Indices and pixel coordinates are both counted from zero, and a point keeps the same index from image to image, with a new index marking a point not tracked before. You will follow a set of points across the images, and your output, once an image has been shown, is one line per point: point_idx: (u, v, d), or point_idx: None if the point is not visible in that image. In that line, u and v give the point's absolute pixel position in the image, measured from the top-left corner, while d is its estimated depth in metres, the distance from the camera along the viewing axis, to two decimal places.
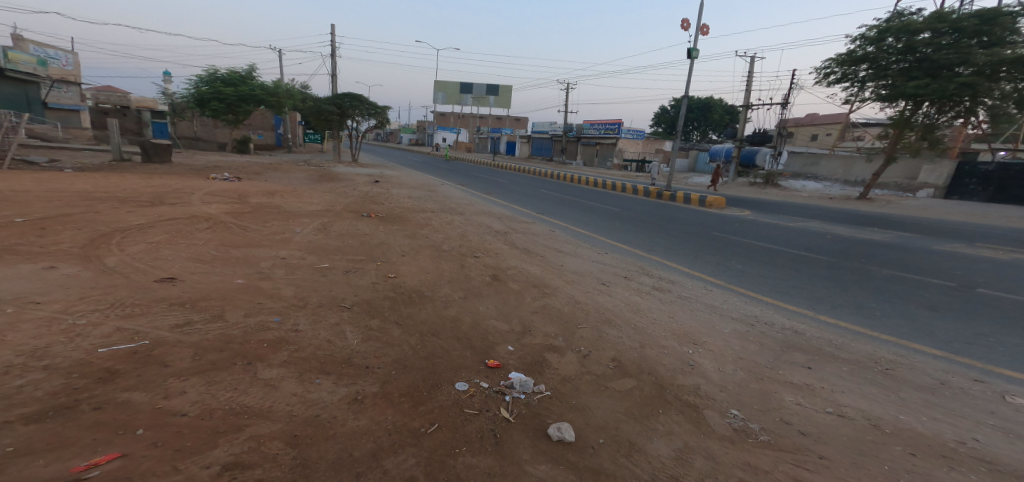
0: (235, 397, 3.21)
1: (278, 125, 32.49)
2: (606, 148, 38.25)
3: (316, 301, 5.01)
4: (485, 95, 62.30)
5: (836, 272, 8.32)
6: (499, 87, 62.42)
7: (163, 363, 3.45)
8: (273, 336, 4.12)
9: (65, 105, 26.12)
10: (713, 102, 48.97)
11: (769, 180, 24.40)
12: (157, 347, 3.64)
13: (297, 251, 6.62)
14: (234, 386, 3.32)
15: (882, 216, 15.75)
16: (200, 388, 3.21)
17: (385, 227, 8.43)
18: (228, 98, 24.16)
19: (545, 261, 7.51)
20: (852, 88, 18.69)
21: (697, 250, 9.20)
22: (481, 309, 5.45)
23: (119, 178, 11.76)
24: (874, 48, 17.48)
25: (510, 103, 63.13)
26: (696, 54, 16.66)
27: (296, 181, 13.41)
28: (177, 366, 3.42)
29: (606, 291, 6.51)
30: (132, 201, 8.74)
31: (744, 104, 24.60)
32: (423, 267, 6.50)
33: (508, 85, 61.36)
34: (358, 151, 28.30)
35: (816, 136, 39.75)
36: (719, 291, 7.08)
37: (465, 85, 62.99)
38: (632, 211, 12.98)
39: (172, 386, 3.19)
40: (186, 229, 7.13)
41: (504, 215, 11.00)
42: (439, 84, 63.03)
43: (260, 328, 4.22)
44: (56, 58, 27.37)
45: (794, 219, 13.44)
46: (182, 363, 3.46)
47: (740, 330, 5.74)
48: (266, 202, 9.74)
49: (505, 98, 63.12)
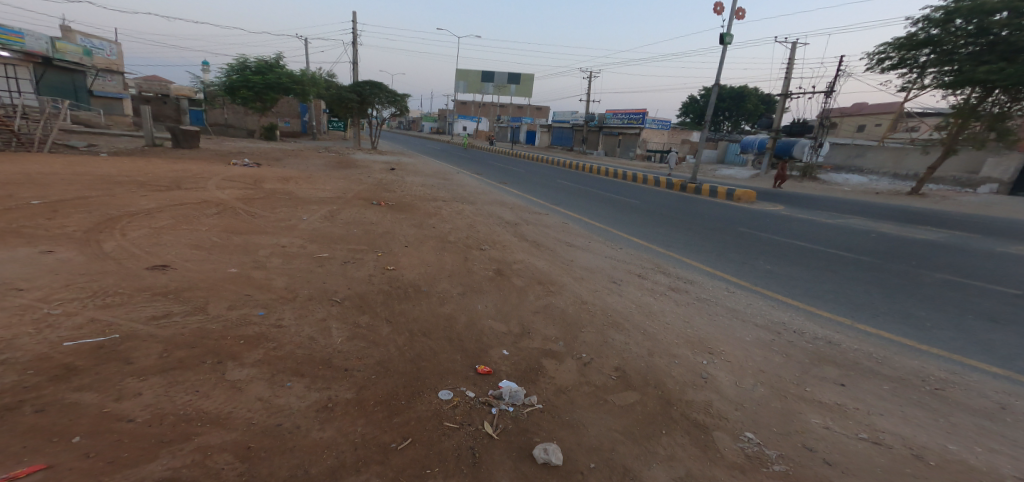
0: (191, 402, 3.09)
1: (304, 112, 32.83)
2: (630, 137, 36.82)
3: (307, 293, 4.77)
4: (505, 84, 61.43)
5: (876, 275, 7.63)
6: (519, 76, 61.34)
7: (126, 360, 3.32)
8: (252, 332, 3.91)
9: (107, 92, 26.97)
10: (748, 91, 46.94)
11: (806, 173, 23.13)
12: (125, 342, 3.49)
13: (299, 240, 6.43)
14: (194, 389, 3.18)
15: (929, 212, 14.64)
16: (155, 391, 3.11)
17: (393, 216, 8.18)
18: (256, 86, 24.44)
19: (557, 256, 7.13)
20: (911, 75, 17.40)
21: (722, 247, 8.61)
22: (479, 307, 5.13)
23: (141, 162, 11.90)
24: (940, 31, 16.11)
25: (530, 92, 61.74)
26: (730, 40, 15.75)
27: (312, 167, 13.31)
28: (139, 363, 3.31)
29: (617, 291, 6.08)
30: (147, 185, 8.73)
31: (781, 93, 23.27)
32: (425, 259, 6.21)
33: (527, 73, 60.19)
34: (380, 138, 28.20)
35: (863, 127, 37.76)
36: (743, 293, 6.56)
37: (485, 74, 62.28)
38: (656, 204, 12.40)
39: (127, 387, 3.09)
40: (194, 214, 7.03)
41: (520, 206, 10.62)
42: (462, 72, 62.58)
43: (241, 322, 4.01)
44: (102, 47, 27.70)
45: (829, 215, 12.61)
46: (145, 360, 3.34)
47: (763, 339, 5.25)
48: (280, 188, 9.63)
49: (526, 86, 61.97)
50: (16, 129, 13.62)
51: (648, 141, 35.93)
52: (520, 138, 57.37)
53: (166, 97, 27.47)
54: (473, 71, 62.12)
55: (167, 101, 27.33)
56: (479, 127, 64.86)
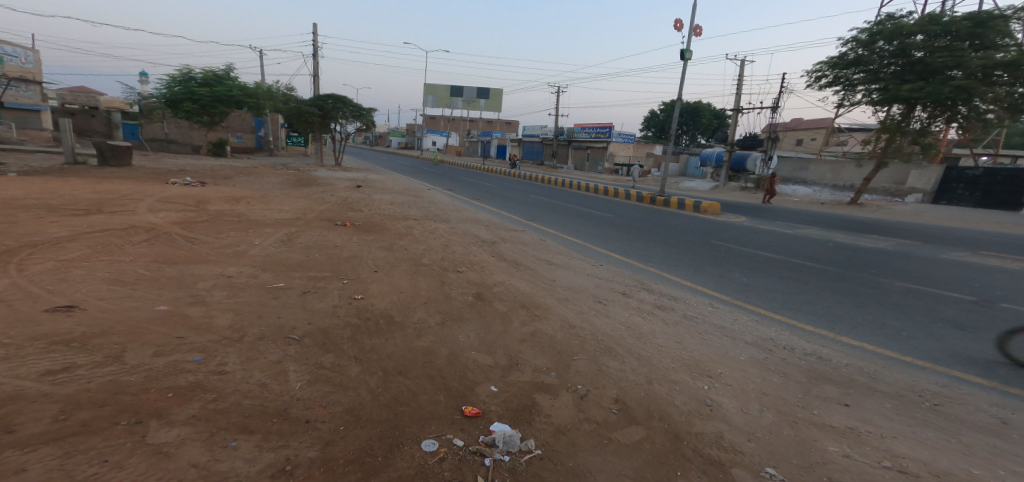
0: (96, 477, 2.48)
1: (259, 127, 31.30)
2: (597, 152, 37.64)
3: (259, 332, 4.12)
4: (474, 99, 61.52)
5: (847, 284, 7.63)
6: (488, 91, 61.74)
7: (5, 430, 2.67)
8: (187, 382, 3.26)
9: (24, 105, 24.56)
10: (702, 106, 48.62)
11: (760, 184, 23.87)
12: (7, 406, 2.82)
13: (249, 268, 5.73)
14: (102, 459, 2.57)
15: (873, 221, 15.26)
16: (45, 466, 2.48)
17: (359, 237, 7.55)
18: (202, 99, 22.93)
19: (536, 276, 6.72)
20: (844, 92, 18.24)
21: (698, 260, 8.47)
22: (461, 338, 4.62)
23: (65, 182, 10.72)
24: (866, 52, 17.03)
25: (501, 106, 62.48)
26: (690, 55, 16.09)
27: (267, 186, 12.44)
28: (24, 432, 2.66)
29: (604, 312, 5.72)
30: (62, 210, 7.74)
31: (733, 108, 24.09)
32: (397, 285, 5.64)
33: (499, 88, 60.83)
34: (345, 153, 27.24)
35: (801, 141, 39.79)
36: (728, 309, 6.36)
37: (454, 88, 61.97)
38: (626, 218, 12.26)
39: (3, 465, 2.47)
40: (117, 242, 6.21)
41: (493, 223, 10.19)
42: (428, 87, 62.04)
43: (172, 371, 3.35)
44: (15, 53, 25.03)
45: (790, 226, 12.82)
46: (33, 427, 2.69)
47: (757, 357, 5.01)
48: (227, 209, 8.80)
49: (496, 101, 62.51)
50: None
51: (615, 154, 36.57)
52: (489, 153, 57.29)
53: (94, 110, 25.50)
54: (444, 85, 61.84)
55: (95, 114, 25.40)
56: (444, 142, 64.39)
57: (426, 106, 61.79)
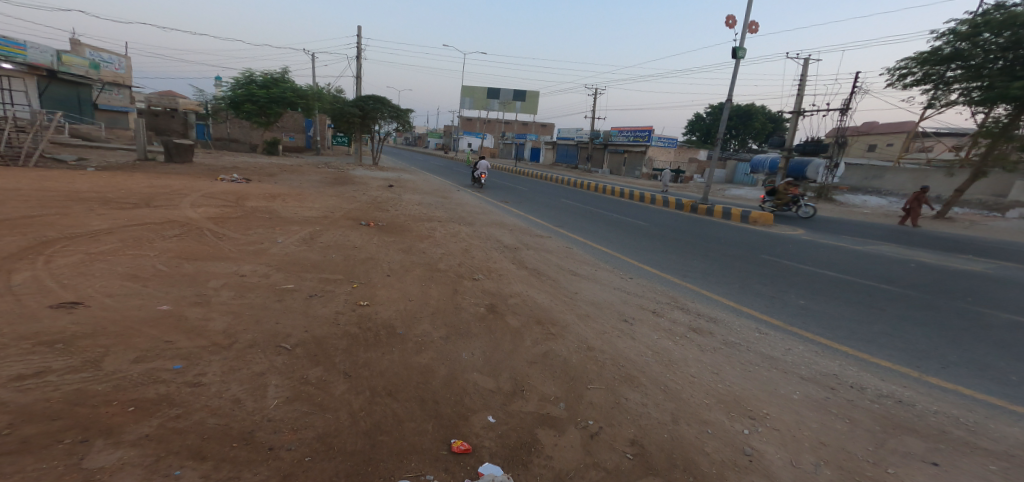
0: None
1: (309, 127, 32.46)
2: (635, 156, 36.02)
3: (250, 338, 3.85)
4: (511, 101, 61.21)
5: (926, 311, 6.56)
6: (524, 93, 61.28)
7: None
8: (153, 395, 3.07)
9: (113, 106, 26.24)
10: (755, 109, 45.87)
11: (822, 193, 21.99)
12: None
13: (264, 267, 5.57)
14: None
15: (952, 237, 13.55)
16: None
17: (381, 239, 7.31)
18: (260, 100, 24.03)
19: (559, 288, 6.19)
20: (935, 91, 16.46)
21: (743, 277, 7.62)
22: (463, 356, 4.21)
23: (123, 177, 11.19)
24: (967, 45, 15.11)
25: (535, 108, 61.21)
26: (743, 54, 14.93)
27: (306, 184, 12.57)
28: None
29: (629, 333, 5.10)
30: (113, 203, 7.97)
31: (792, 111, 22.30)
32: (407, 292, 5.30)
33: (534, 91, 60.04)
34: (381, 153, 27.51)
35: (872, 147, 36.65)
36: (778, 335, 5.55)
37: (492, 91, 62.10)
38: (666, 227, 11.44)
39: None
40: (149, 236, 6.21)
41: (521, 228, 9.73)
42: (467, 90, 62.36)
43: (143, 383, 3.15)
44: (110, 61, 27.30)
45: (852, 240, 11.54)
46: None
47: (814, 396, 4.25)
48: (262, 206, 8.84)
49: (531, 103, 61.56)
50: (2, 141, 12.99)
51: (654, 159, 35.05)
52: (524, 156, 56.80)
53: (174, 111, 26.99)
54: (481, 87, 62.06)
55: (174, 115, 27.03)
56: (483, 144, 64.36)
57: (461, 108, 62.25)
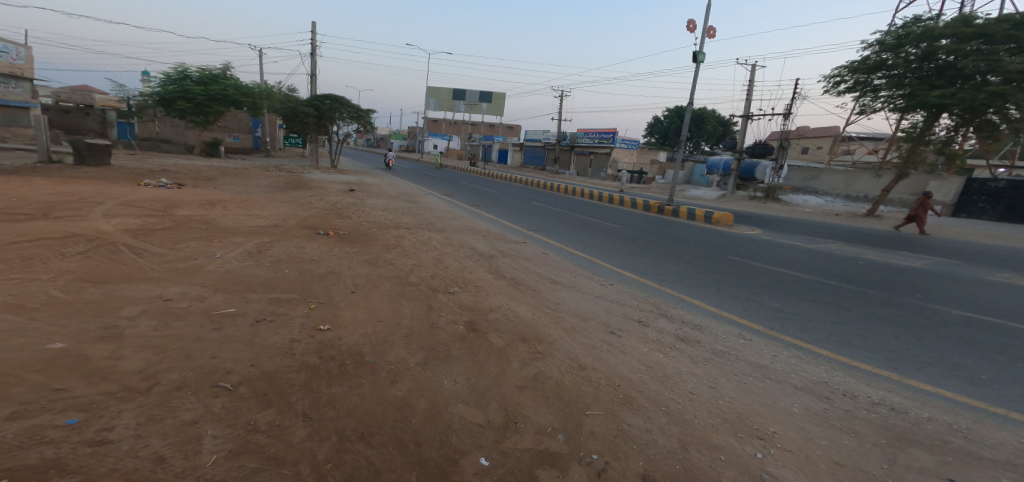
0: None
1: (257, 127, 30.49)
2: (602, 157, 36.53)
3: (178, 378, 3.16)
4: (476, 102, 60.63)
5: (895, 310, 6.64)
6: (489, 94, 60.70)
7: None
8: (33, 466, 2.39)
9: (10, 101, 23.52)
10: (706, 113, 47.92)
11: (770, 193, 22.90)
12: None
13: (196, 288, 4.81)
14: None
15: (893, 234, 14.29)
16: None
17: (341, 249, 6.62)
18: (196, 97, 22.03)
19: (539, 298, 5.78)
20: (864, 98, 17.40)
21: (718, 280, 7.51)
22: (445, 385, 3.69)
23: (30, 182, 9.78)
24: (891, 55, 16.09)
25: (504, 110, 61.14)
26: (703, 58, 15.16)
27: (254, 189, 11.52)
28: None
29: (619, 347, 4.75)
30: (5, 215, 6.82)
31: (743, 115, 23.06)
32: (375, 311, 4.69)
33: (502, 93, 59.79)
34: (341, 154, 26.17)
35: (807, 150, 38.89)
36: (763, 341, 5.39)
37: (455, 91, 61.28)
38: (636, 229, 11.31)
39: None
40: (46, 255, 5.26)
41: (492, 233, 9.26)
42: (434, 91, 60.90)
43: (19, 450, 2.46)
44: (5, 49, 23.20)
45: (812, 239, 11.83)
46: None
47: (814, 408, 4.06)
48: (198, 214, 7.89)
49: (498, 105, 61.21)
50: None
51: (618, 161, 35.55)
52: (490, 156, 56.37)
53: (90, 107, 24.37)
54: (445, 89, 61.05)
55: (89, 112, 24.38)
56: (449, 146, 63.35)
57: (427, 109, 60.93)
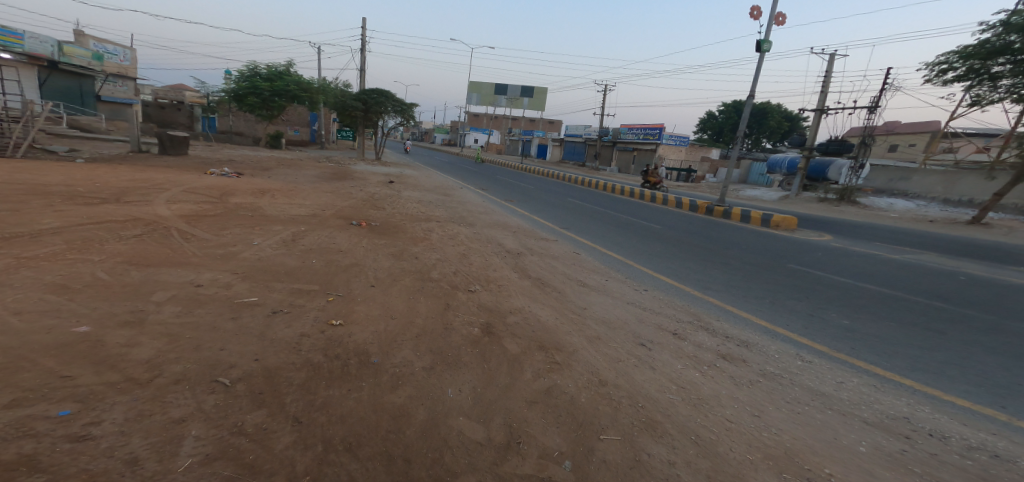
0: None
1: (312, 122, 31.90)
2: (644, 154, 35.19)
3: (180, 370, 3.09)
4: (518, 97, 60.19)
5: (992, 332, 5.63)
6: (532, 90, 60.25)
7: None
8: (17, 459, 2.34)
9: (118, 98, 25.53)
10: (771, 108, 44.50)
11: (844, 195, 20.87)
12: None
13: (226, 275, 4.83)
14: None
15: (990, 244, 12.53)
16: None
17: (370, 241, 6.54)
18: (263, 93, 23.37)
19: (565, 302, 5.39)
20: (980, 87, 15.46)
21: (771, 290, 6.74)
22: (449, 394, 3.43)
23: (106, 169, 10.51)
24: (1018, 38, 13.92)
25: (543, 105, 60.45)
26: (768, 47, 13.94)
27: (301, 179, 11.85)
28: None
29: (647, 362, 4.28)
30: (78, 198, 7.28)
31: (816, 108, 21.11)
32: (390, 308, 4.52)
33: (543, 87, 59.15)
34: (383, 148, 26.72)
35: (892, 147, 35.37)
36: (825, 364, 4.69)
37: (500, 86, 61.23)
38: (683, 231, 10.57)
39: None
40: (102, 236, 5.50)
41: (526, 230, 8.93)
42: (473, 86, 61.66)
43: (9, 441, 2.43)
44: (114, 52, 26.63)
45: (886, 248, 10.57)
46: None
47: (886, 449, 3.40)
48: (247, 202, 8.11)
49: (538, 100, 60.51)
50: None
51: (664, 157, 34.01)
52: (529, 153, 56.11)
53: (180, 104, 26.55)
54: (488, 83, 61.41)
55: (181, 108, 26.59)
56: (490, 141, 63.34)
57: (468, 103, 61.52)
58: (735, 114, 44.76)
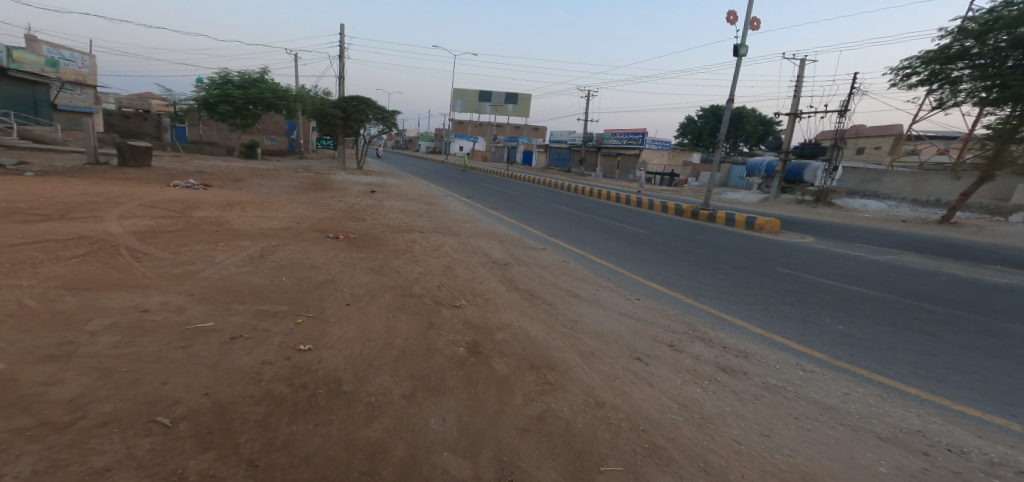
0: None
1: (290, 130, 31.13)
2: (629, 159, 35.34)
3: (110, 410, 2.67)
4: (502, 104, 60.03)
5: (992, 335, 5.50)
6: (516, 96, 60.17)
7: None
8: None
9: (75, 107, 24.55)
10: (746, 112, 45.33)
11: (821, 197, 21.17)
12: None
13: (180, 297, 4.39)
14: None
15: (967, 244, 12.68)
16: None
17: (346, 255, 6.14)
18: (236, 101, 22.62)
19: (555, 314, 5.08)
20: (941, 91, 15.74)
21: (764, 296, 6.55)
22: (432, 425, 3.07)
23: (61, 183, 9.88)
24: (975, 43, 14.26)
25: (530, 112, 60.51)
26: (744, 51, 13.96)
27: (276, 190, 11.35)
28: None
29: (645, 378, 3.99)
30: (23, 215, 6.74)
31: (790, 112, 21.38)
32: (367, 328, 4.14)
33: (527, 93, 59.19)
34: (366, 156, 26.19)
35: (862, 149, 36.23)
36: (828, 374, 4.47)
37: (483, 93, 61.07)
38: (670, 236, 10.38)
39: None
40: (38, 258, 5.02)
41: (511, 238, 8.61)
42: (457, 93, 61.55)
43: None
44: (72, 59, 25.60)
45: (871, 249, 10.56)
46: None
47: (906, 468, 3.17)
48: (211, 216, 7.63)
49: (524, 106, 60.66)
50: None
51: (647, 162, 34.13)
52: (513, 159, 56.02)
53: (147, 113, 25.59)
54: (473, 90, 61.22)
55: (147, 117, 25.59)
56: (472, 148, 63.17)
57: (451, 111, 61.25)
58: (713, 119, 45.51)
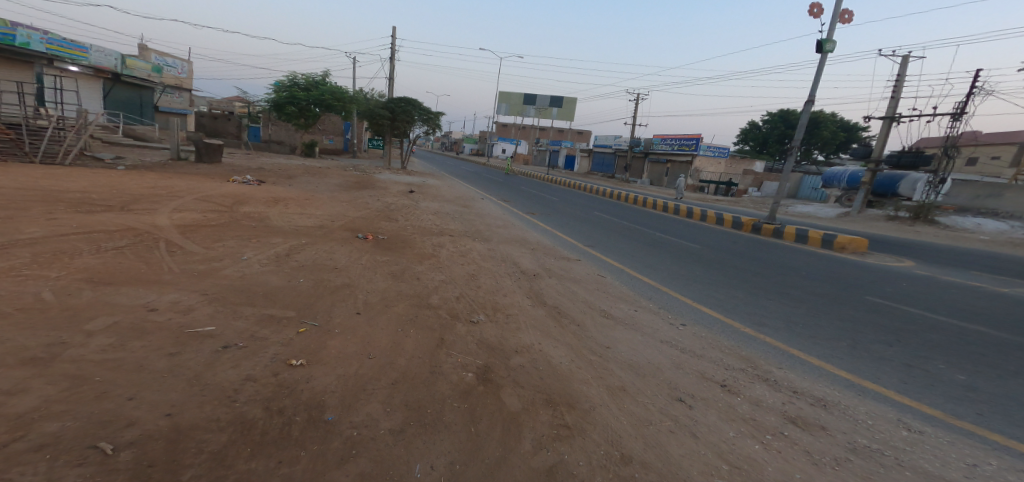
0: None
1: (346, 130, 32.38)
2: (679, 166, 33.35)
3: (53, 432, 2.42)
4: (547, 107, 59.29)
5: None
6: (562, 99, 59.45)
7: None
8: None
9: (172, 108, 26.76)
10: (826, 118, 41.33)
11: (921, 213, 18.65)
12: None
13: (191, 296, 4.21)
14: None
15: None
16: None
17: (370, 257, 5.84)
18: (300, 103, 23.64)
19: (582, 338, 4.43)
20: None
21: (847, 330, 5.52)
22: (416, 473, 2.57)
23: (132, 176, 10.44)
24: None
25: (573, 115, 59.58)
26: (830, 47, 12.46)
27: (321, 187, 11.46)
28: None
29: (689, 427, 3.27)
30: (87, 205, 7.03)
31: (890, 117, 18.97)
32: (369, 342, 3.73)
33: (573, 98, 58.33)
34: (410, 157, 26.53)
35: (975, 159, 32.09)
36: (940, 438, 3.50)
37: (528, 97, 60.64)
38: (728, 252, 9.32)
39: None
40: (78, 249, 5.08)
41: (547, 248, 7.98)
42: (503, 96, 61.39)
43: None
44: (174, 65, 27.94)
45: (986, 277, 8.92)
46: None
47: None
48: (254, 211, 7.66)
49: (568, 111, 59.73)
50: (53, 138, 12.79)
51: (702, 170, 32.08)
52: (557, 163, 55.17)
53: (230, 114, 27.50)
54: (518, 94, 60.91)
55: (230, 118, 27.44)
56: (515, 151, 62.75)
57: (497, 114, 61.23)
58: (784, 125, 42.14)
